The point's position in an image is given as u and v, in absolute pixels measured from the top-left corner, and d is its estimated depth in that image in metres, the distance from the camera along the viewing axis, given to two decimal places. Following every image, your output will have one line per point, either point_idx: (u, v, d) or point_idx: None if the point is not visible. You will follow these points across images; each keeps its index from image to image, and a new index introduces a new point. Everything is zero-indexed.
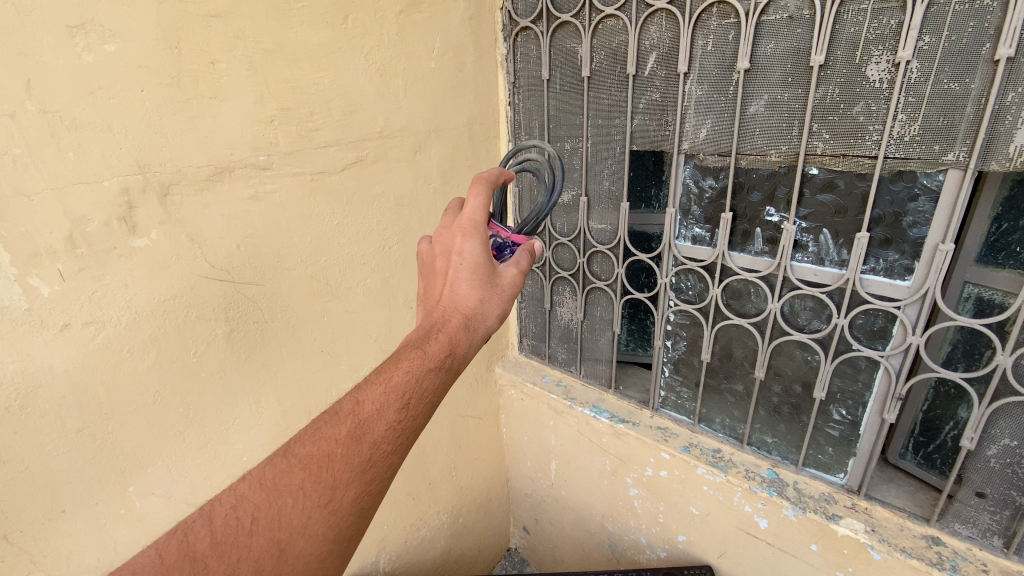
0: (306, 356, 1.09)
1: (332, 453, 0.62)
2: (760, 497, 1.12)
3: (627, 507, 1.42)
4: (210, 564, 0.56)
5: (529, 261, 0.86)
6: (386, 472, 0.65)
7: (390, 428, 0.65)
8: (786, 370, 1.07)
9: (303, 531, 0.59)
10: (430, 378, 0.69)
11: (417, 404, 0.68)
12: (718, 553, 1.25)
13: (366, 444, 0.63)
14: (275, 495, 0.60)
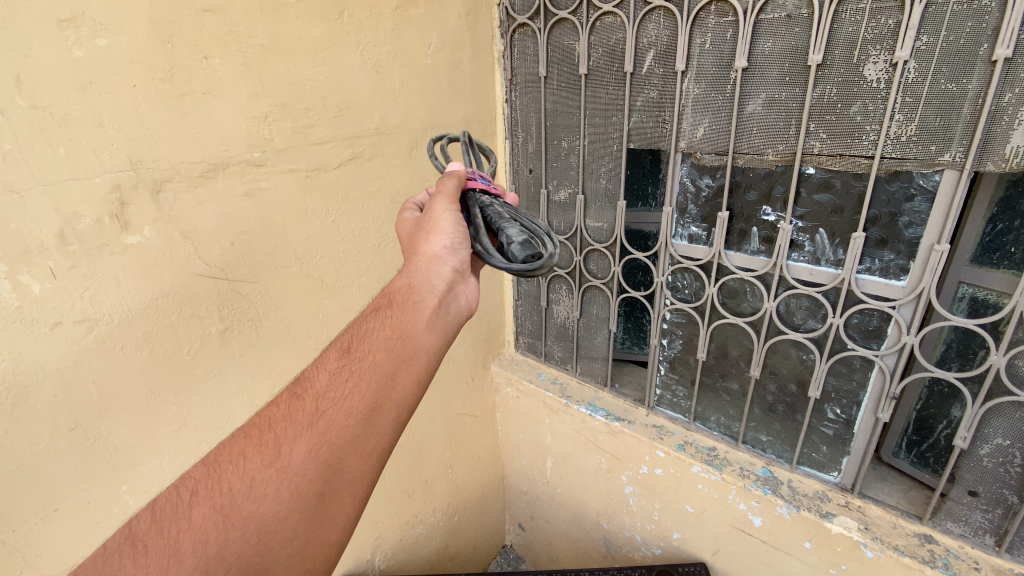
0: (300, 354, 1.09)
1: (274, 415, 0.65)
2: (756, 496, 1.12)
3: (622, 505, 1.42)
4: (150, 541, 0.54)
5: (453, 180, 0.87)
6: (341, 419, 0.64)
7: (331, 379, 0.67)
8: (781, 369, 1.08)
9: (249, 490, 0.58)
10: (372, 326, 0.73)
11: (359, 350, 0.70)
12: (713, 551, 1.26)
13: (309, 398, 0.66)
14: (218, 465, 0.61)
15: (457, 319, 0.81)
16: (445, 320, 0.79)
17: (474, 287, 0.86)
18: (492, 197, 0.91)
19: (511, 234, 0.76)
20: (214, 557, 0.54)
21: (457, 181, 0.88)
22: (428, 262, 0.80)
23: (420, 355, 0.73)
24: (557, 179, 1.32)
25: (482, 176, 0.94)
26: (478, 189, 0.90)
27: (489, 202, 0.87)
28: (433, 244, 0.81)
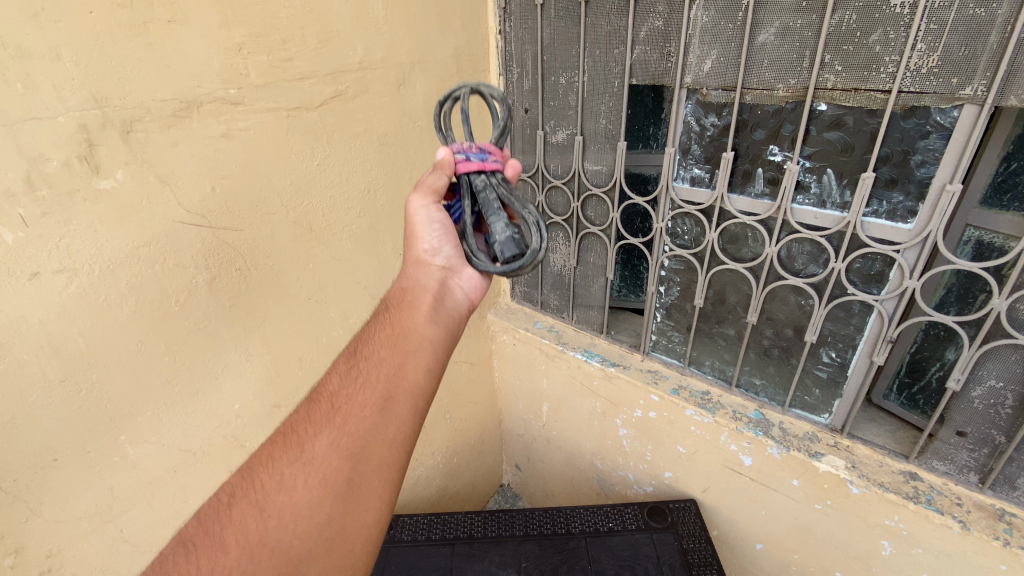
0: (293, 303, 1.06)
1: (295, 420, 0.67)
2: (747, 437, 1.13)
3: (616, 445, 1.46)
4: (198, 540, 0.57)
5: (437, 177, 0.84)
6: (358, 411, 0.66)
7: (343, 379, 0.70)
8: (778, 315, 1.07)
9: (281, 485, 0.60)
10: (374, 330, 0.77)
11: (365, 352, 0.74)
12: (702, 489, 1.28)
13: (324, 399, 0.68)
14: (250, 469, 0.63)
15: (457, 310, 0.85)
16: (443, 311, 0.82)
17: (470, 275, 0.89)
18: (488, 175, 0.80)
19: (495, 229, 0.77)
20: (256, 545, 0.57)
21: (439, 175, 0.84)
22: (417, 263, 0.87)
23: (425, 344, 0.76)
24: (554, 119, 1.25)
25: (477, 146, 0.80)
26: (472, 170, 0.79)
27: (479, 187, 0.78)
28: (420, 245, 0.87)
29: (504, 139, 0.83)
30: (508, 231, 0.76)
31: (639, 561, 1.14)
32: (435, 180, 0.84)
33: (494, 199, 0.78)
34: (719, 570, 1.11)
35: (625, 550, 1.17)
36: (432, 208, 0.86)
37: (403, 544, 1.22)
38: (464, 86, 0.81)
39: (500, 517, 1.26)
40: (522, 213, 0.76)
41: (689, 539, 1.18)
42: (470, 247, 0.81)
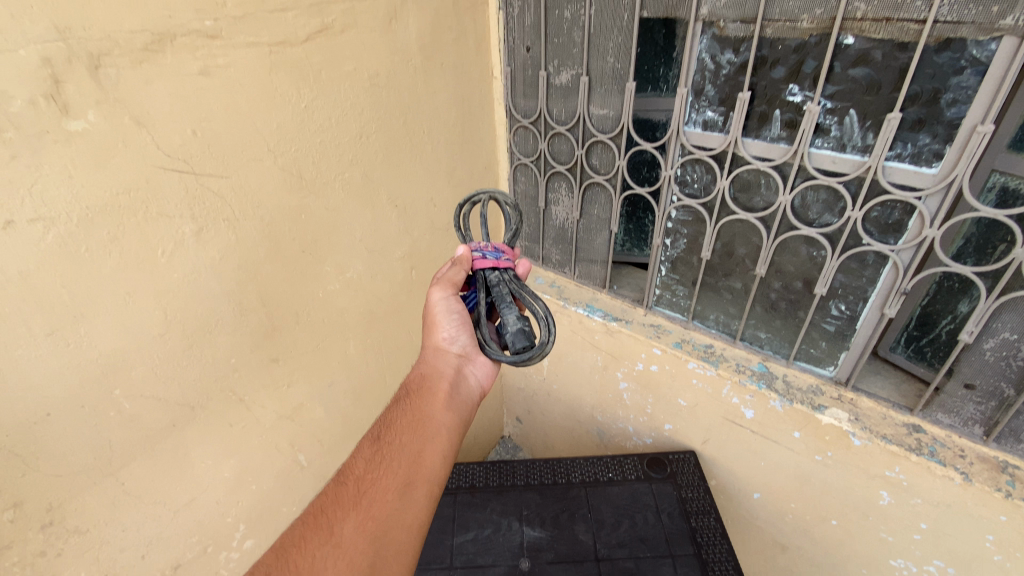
0: (286, 257, 1.00)
1: (324, 503, 0.67)
2: (750, 390, 1.12)
3: (616, 398, 1.45)
4: None
5: (458, 271, 0.89)
6: (385, 495, 0.67)
7: (369, 463, 0.71)
8: (788, 267, 1.04)
9: (311, 566, 0.60)
10: (394, 416, 0.79)
11: (388, 437, 0.75)
12: (702, 440, 1.28)
13: (352, 482, 0.69)
14: (283, 552, 0.62)
15: (470, 400, 0.87)
16: (458, 402, 0.84)
17: (482, 363, 0.92)
18: (502, 272, 0.86)
19: (506, 320, 0.78)
20: None
21: (459, 270, 0.89)
22: (434, 353, 0.89)
23: (441, 432, 0.78)
24: (558, 59, 1.17)
25: (493, 245, 0.87)
26: (487, 266, 0.86)
27: (494, 281, 0.84)
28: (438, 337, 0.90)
29: (513, 239, 0.91)
30: (517, 321, 0.77)
31: (639, 510, 1.15)
32: (454, 273, 0.89)
33: (506, 294, 0.82)
34: (716, 518, 1.13)
35: (625, 499, 1.17)
36: (451, 300, 0.89)
37: None
38: (485, 195, 0.91)
39: (502, 468, 1.27)
40: (532, 306, 0.79)
41: (687, 489, 1.19)
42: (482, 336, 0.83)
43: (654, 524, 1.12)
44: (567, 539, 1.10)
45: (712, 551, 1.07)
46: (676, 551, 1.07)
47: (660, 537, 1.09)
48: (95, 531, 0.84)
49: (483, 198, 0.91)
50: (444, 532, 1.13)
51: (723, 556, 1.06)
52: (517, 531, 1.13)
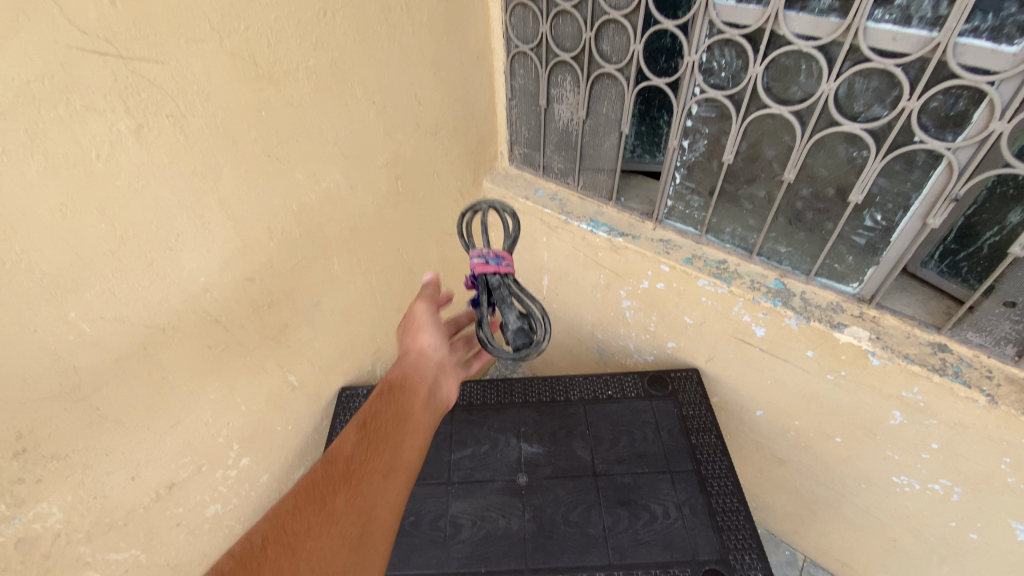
0: (249, 162, 0.87)
1: (305, 487, 0.58)
2: (765, 308, 1.01)
3: (619, 317, 1.31)
4: None
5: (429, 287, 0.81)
6: (370, 490, 0.59)
7: (355, 449, 0.62)
8: (820, 172, 0.91)
9: (289, 554, 0.52)
10: (377, 403, 0.68)
11: (373, 424, 0.65)
12: (716, 356, 1.16)
13: (337, 468, 0.60)
14: (255, 536, 0.53)
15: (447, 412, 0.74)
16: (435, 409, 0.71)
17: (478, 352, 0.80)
18: (503, 278, 0.74)
19: (507, 320, 0.71)
20: None
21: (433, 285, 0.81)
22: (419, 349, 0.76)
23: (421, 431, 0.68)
24: None
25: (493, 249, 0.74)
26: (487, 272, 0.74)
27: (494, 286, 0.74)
28: (428, 336, 0.76)
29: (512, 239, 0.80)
30: (519, 323, 0.71)
31: (638, 427, 1.10)
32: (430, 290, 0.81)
33: (507, 294, 0.73)
34: (718, 435, 1.08)
35: (625, 417, 1.12)
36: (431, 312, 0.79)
37: None
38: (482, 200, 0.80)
39: (500, 387, 1.20)
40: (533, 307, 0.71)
41: (689, 407, 1.12)
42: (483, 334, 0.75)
43: (654, 441, 1.07)
44: (564, 455, 1.07)
45: (712, 468, 1.03)
46: (675, 467, 1.03)
47: (660, 453, 1.05)
48: (76, 456, 0.81)
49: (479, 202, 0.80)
50: (443, 448, 1.10)
51: (722, 473, 1.02)
52: (514, 447, 1.09)
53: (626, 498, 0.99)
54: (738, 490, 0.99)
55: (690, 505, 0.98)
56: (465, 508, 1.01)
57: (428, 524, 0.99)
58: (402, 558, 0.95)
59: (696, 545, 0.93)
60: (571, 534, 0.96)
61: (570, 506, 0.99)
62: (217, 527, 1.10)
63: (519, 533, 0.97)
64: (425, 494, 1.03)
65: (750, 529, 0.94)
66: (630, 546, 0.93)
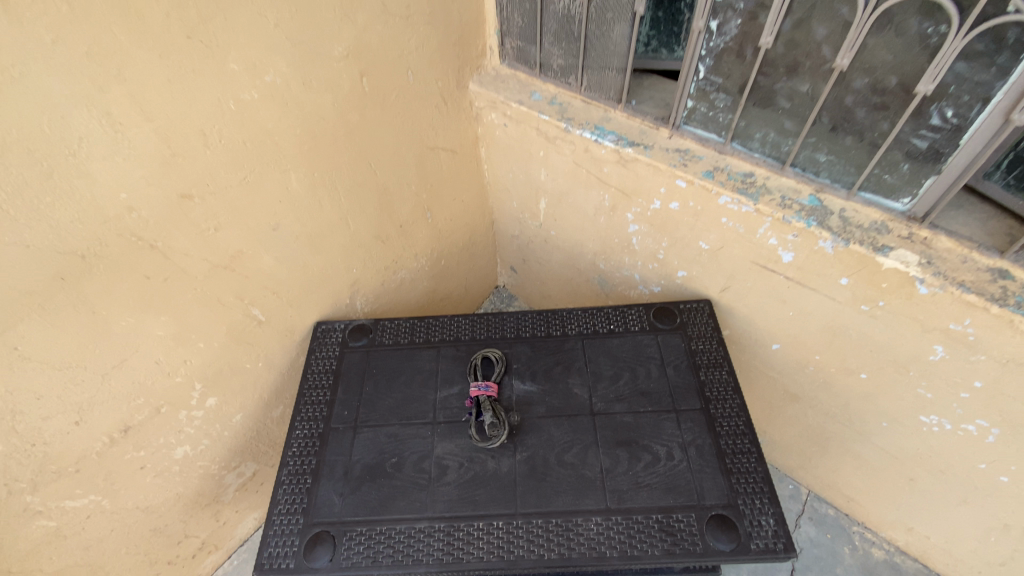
0: (166, 45, 0.68)
1: None
2: (797, 229, 0.85)
3: (623, 245, 1.14)
4: None
5: None
6: None
7: None
8: (883, 56, 0.73)
9: None
10: None
11: None
12: (743, 284, 0.99)
13: None
14: None
15: None
16: None
17: None
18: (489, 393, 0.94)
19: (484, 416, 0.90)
20: None
21: None
22: None
23: None
24: None
25: None
26: None
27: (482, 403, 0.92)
28: None
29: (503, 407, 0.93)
30: (492, 416, 0.90)
31: (641, 363, 0.98)
32: None
33: (495, 408, 0.92)
34: (729, 371, 0.96)
35: (627, 352, 0.99)
36: None
37: (383, 349, 1.05)
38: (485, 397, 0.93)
39: (491, 320, 1.07)
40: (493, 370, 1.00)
41: (698, 341, 1.00)
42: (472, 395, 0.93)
43: (658, 379, 0.96)
44: (560, 393, 0.95)
45: (721, 405, 0.92)
46: (681, 405, 0.92)
47: (665, 391, 0.94)
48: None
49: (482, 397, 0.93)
50: (428, 386, 0.99)
51: (734, 411, 0.91)
52: (504, 384, 0.97)
53: (627, 438, 0.89)
54: (751, 431, 0.89)
55: (697, 446, 0.88)
56: (454, 448, 0.91)
57: (410, 467, 0.90)
58: (384, 502, 0.87)
59: (701, 488, 0.84)
60: (566, 476, 0.86)
61: (565, 446, 0.89)
62: (189, 468, 1.04)
63: (509, 475, 0.87)
64: (409, 434, 0.93)
65: (761, 472, 0.85)
66: (629, 489, 0.84)
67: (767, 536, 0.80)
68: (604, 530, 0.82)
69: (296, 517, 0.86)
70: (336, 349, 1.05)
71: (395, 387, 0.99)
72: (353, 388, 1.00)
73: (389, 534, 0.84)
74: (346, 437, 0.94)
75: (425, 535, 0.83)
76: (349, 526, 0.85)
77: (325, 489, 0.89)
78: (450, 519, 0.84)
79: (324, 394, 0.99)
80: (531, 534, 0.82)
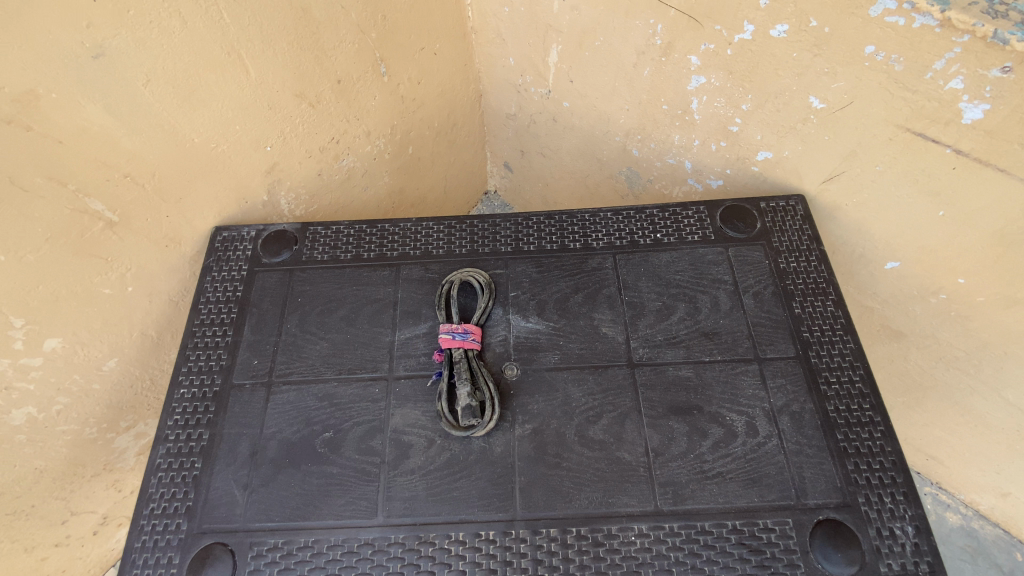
0: None
1: None
2: (1016, 54, 0.49)
3: (674, 114, 0.77)
4: None
5: None
6: None
7: None
8: None
9: None
10: None
11: None
12: (870, 169, 0.64)
13: None
14: None
15: None
16: None
17: None
18: (470, 352, 0.61)
19: (459, 389, 0.58)
20: None
21: None
22: None
23: None
24: None
25: None
26: None
27: (456, 364, 0.60)
28: None
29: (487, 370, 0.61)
30: (470, 392, 0.58)
31: (703, 290, 0.65)
32: None
33: (476, 375, 0.59)
34: (838, 302, 0.63)
35: (682, 273, 0.66)
36: None
37: (315, 268, 0.69)
38: (464, 356, 0.60)
39: (477, 226, 0.71)
40: (473, 303, 0.66)
41: (788, 257, 0.66)
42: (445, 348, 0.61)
43: (731, 314, 0.63)
44: (581, 334, 0.63)
45: (826, 353, 0.60)
46: (765, 353, 0.60)
47: (740, 331, 0.62)
48: None
49: (461, 355, 0.60)
50: (383, 323, 0.65)
51: (846, 361, 0.60)
52: (497, 320, 0.64)
53: (684, 404, 0.58)
54: (874, 392, 0.58)
55: (792, 414, 0.57)
56: (422, 417, 0.59)
57: (353, 447, 0.58)
58: (312, 501, 0.56)
59: (801, 480, 0.54)
60: (592, 462, 0.56)
61: (589, 415, 0.58)
62: (46, 437, 0.72)
63: (503, 459, 0.56)
64: (351, 398, 0.60)
65: (892, 454, 0.55)
66: (690, 483, 0.54)
67: (903, 554, 0.52)
68: (651, 546, 0.52)
69: (178, 523, 0.56)
70: (243, 267, 0.69)
71: (331, 324, 0.65)
72: (267, 326, 0.65)
73: (319, 551, 0.54)
74: (254, 399, 0.61)
75: (375, 552, 0.53)
76: (257, 538, 0.55)
77: (220, 479, 0.57)
78: (413, 527, 0.54)
79: (222, 334, 0.65)
80: (538, 550, 0.53)
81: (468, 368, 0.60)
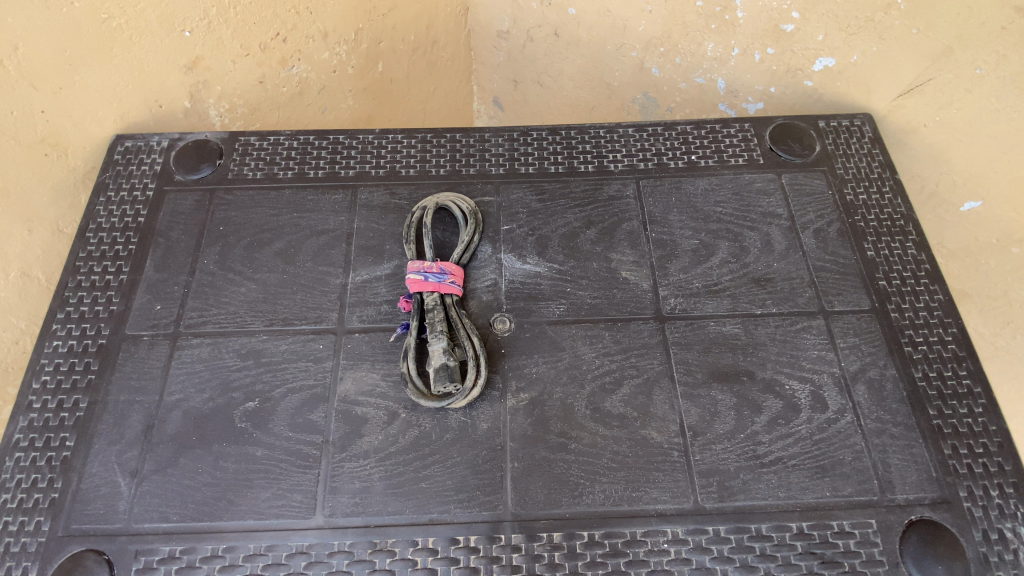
0: None
1: None
2: None
3: (711, 12, 0.62)
4: None
5: None
6: None
7: None
8: None
9: None
10: None
11: None
12: (967, 74, 0.52)
13: None
14: None
15: None
16: None
17: None
18: (448, 298, 0.45)
19: (431, 346, 0.43)
20: None
21: None
22: None
23: None
24: None
25: None
26: None
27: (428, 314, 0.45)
28: None
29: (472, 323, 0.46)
30: (447, 350, 0.43)
31: (751, 225, 0.50)
32: None
33: (456, 329, 0.44)
34: (921, 244, 0.49)
35: (724, 202, 0.51)
36: None
37: (244, 189, 0.52)
38: (440, 303, 0.45)
39: (461, 141, 0.55)
40: (455, 237, 0.50)
41: (856, 188, 0.52)
42: (415, 294, 0.45)
43: (787, 256, 0.49)
44: (595, 279, 0.48)
45: (909, 307, 0.47)
46: (833, 305, 0.47)
47: (800, 278, 0.48)
48: None
49: (438, 302, 0.45)
50: (332, 260, 0.49)
51: (934, 317, 0.46)
52: (485, 260, 0.49)
53: (730, 368, 0.44)
54: (973, 357, 0.45)
55: (869, 382, 0.44)
56: (381, 383, 0.44)
57: (284, 421, 0.43)
58: (226, 494, 0.41)
59: (885, 469, 0.41)
60: (609, 444, 0.42)
61: (605, 382, 0.44)
62: None
63: (490, 439, 0.42)
64: (286, 356, 0.45)
65: (998, 435, 0.42)
66: (740, 473, 0.41)
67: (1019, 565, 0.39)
68: (690, 558, 0.38)
69: (36, 523, 0.40)
70: (149, 185, 0.52)
71: (263, 261, 0.49)
72: (176, 261, 0.49)
73: (232, 563, 0.39)
74: (153, 356, 0.45)
75: (310, 566, 0.39)
76: (146, 545, 0.39)
77: (100, 463, 0.42)
78: (364, 531, 0.39)
79: (114, 271, 0.48)
80: (536, 562, 0.38)
81: (446, 319, 0.44)
